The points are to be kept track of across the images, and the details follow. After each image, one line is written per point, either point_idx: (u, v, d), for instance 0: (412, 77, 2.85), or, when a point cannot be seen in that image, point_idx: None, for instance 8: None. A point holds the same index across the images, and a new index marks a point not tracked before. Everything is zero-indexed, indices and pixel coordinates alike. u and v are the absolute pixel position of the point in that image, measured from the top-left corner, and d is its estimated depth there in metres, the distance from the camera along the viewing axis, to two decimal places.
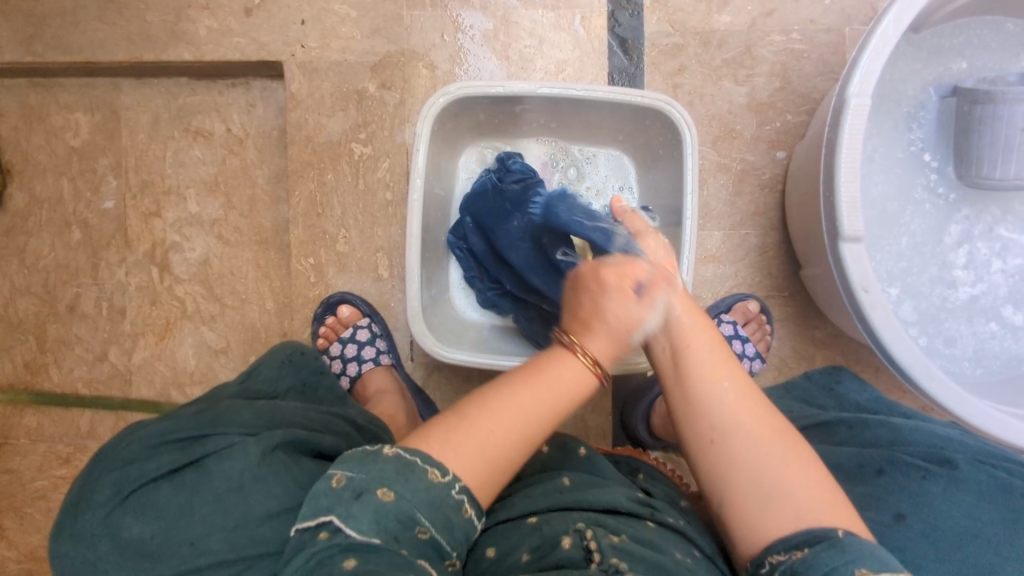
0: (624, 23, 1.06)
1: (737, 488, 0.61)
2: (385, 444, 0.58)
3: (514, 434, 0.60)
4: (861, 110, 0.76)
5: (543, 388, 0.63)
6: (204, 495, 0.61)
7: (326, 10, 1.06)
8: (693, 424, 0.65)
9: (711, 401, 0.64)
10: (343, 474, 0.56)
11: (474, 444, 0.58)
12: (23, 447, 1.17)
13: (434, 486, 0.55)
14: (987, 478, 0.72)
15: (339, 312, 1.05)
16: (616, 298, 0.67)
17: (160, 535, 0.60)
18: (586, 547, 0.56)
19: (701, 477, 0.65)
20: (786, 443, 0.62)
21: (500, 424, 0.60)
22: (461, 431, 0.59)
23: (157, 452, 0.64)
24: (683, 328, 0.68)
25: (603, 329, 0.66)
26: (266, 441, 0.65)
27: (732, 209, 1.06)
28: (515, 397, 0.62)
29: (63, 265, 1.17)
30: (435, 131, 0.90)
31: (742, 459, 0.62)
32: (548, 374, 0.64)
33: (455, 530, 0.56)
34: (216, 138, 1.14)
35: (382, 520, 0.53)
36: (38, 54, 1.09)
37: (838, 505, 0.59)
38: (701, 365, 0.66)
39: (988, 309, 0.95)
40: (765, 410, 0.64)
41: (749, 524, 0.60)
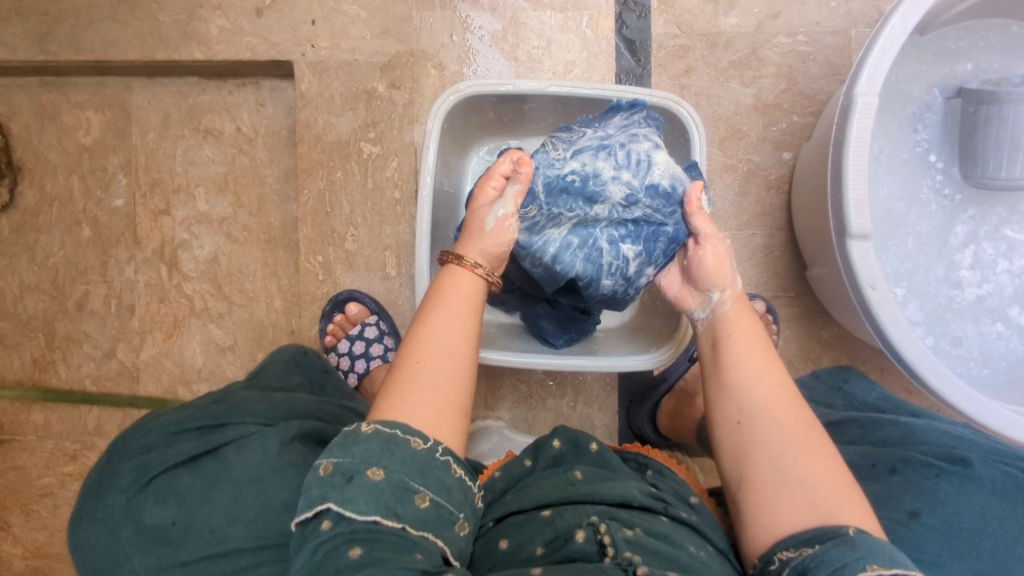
0: (631, 25, 1.07)
1: (759, 469, 0.62)
2: (362, 423, 0.58)
3: (444, 360, 0.64)
4: (869, 108, 0.76)
5: (453, 313, 0.67)
6: (224, 484, 0.62)
7: (336, 10, 1.07)
8: (722, 405, 0.67)
9: (744, 386, 0.66)
10: (329, 461, 0.56)
11: (424, 392, 0.61)
12: (31, 444, 1.17)
13: (418, 453, 0.57)
14: (1001, 475, 0.72)
15: (347, 310, 1.05)
16: (475, 210, 0.75)
17: (181, 521, 0.60)
18: (599, 541, 0.57)
19: (726, 461, 0.66)
20: (812, 436, 0.62)
21: (434, 361, 0.63)
22: (402, 383, 0.62)
23: (176, 440, 0.65)
24: (727, 319, 0.72)
25: (482, 249, 0.73)
26: (283, 432, 0.66)
27: (739, 209, 1.07)
28: (430, 329, 0.66)
29: (73, 262, 1.17)
30: (445, 129, 0.91)
31: (767, 442, 0.62)
32: (442, 293, 0.69)
33: (451, 489, 0.57)
34: (225, 137, 1.15)
35: (377, 497, 0.54)
36: (50, 52, 1.10)
37: (856, 498, 0.59)
38: (740, 354, 0.68)
39: (995, 310, 0.96)
40: (796, 402, 0.65)
41: (766, 508, 0.61)
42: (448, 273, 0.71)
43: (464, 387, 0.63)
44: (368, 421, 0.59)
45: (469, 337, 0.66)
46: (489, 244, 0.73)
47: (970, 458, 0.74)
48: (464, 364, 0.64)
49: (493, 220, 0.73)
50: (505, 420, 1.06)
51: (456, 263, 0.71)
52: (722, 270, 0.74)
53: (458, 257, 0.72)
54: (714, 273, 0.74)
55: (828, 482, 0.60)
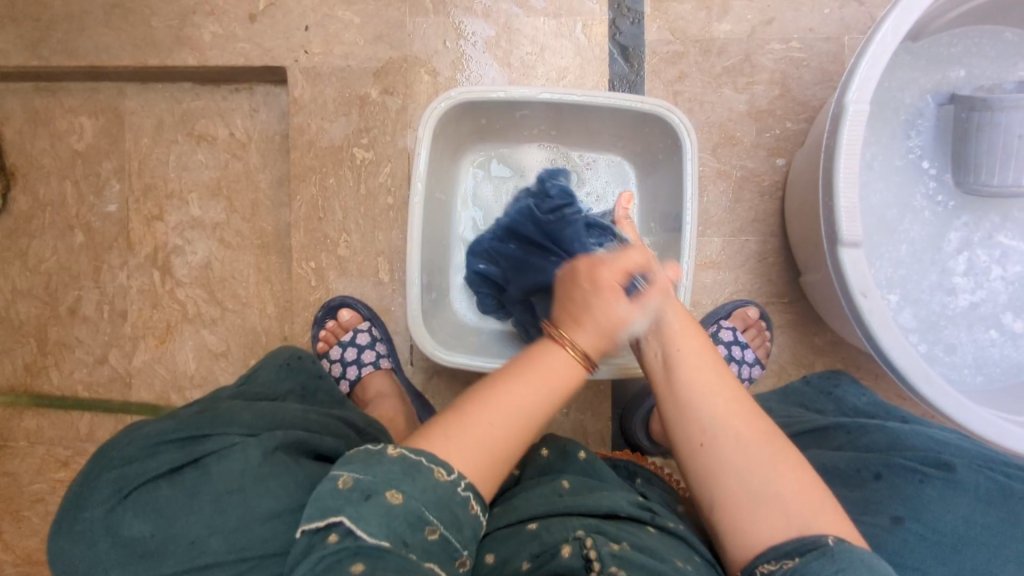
0: (625, 31, 1.07)
1: (728, 493, 0.62)
2: (388, 445, 0.58)
3: (507, 423, 0.62)
4: (860, 115, 0.76)
5: (536, 385, 0.64)
6: (204, 495, 0.61)
7: (329, 16, 1.07)
8: (682, 427, 0.66)
9: (700, 407, 0.65)
10: (349, 476, 0.56)
11: (476, 451, 0.59)
12: (22, 450, 1.17)
13: (440, 484, 0.56)
14: (986, 481, 0.71)
15: (339, 316, 1.05)
16: (606, 297, 0.68)
17: (160, 533, 0.60)
18: (585, 556, 0.56)
19: (692, 484, 0.65)
20: (776, 449, 0.62)
21: (499, 419, 0.62)
22: (463, 435, 0.60)
23: (157, 451, 0.65)
24: (673, 334, 0.70)
25: (593, 325, 0.67)
26: (265, 442, 0.65)
27: (733, 215, 1.07)
28: (511, 394, 0.63)
29: (65, 268, 1.17)
30: (436, 136, 0.91)
31: (732, 462, 0.62)
32: (542, 365, 0.66)
33: (464, 527, 0.57)
34: (219, 142, 1.14)
35: (390, 522, 0.54)
36: (44, 58, 1.10)
37: (829, 507, 0.59)
38: (693, 371, 0.68)
39: (988, 316, 0.95)
40: (755, 415, 0.65)
41: (742, 531, 0.60)
42: (549, 348, 0.67)
43: (508, 461, 0.62)
44: (394, 444, 0.59)
45: (540, 415, 0.64)
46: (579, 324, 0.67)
47: (955, 464, 0.73)
48: (515, 446, 0.62)
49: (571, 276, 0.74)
50: None
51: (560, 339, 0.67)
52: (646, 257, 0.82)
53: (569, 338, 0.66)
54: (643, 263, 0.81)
55: (801, 497, 0.59)
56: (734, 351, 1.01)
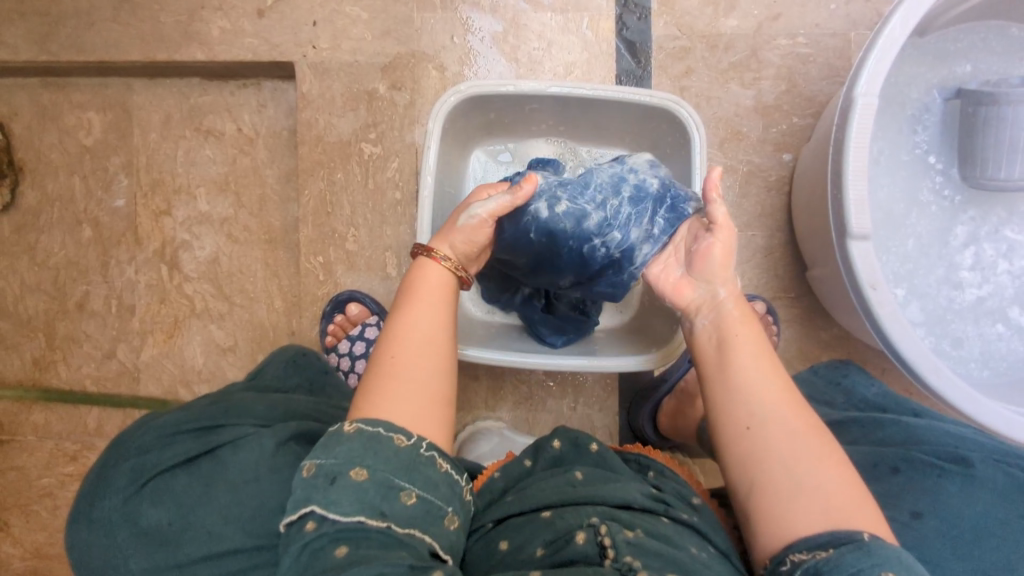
0: (632, 26, 1.07)
1: (771, 476, 0.61)
2: (345, 422, 0.59)
3: (421, 352, 0.64)
4: (869, 108, 0.77)
5: (427, 305, 0.68)
6: (220, 484, 0.62)
7: (337, 12, 1.07)
8: (728, 410, 0.65)
9: (752, 391, 0.65)
10: (312, 462, 0.56)
11: (405, 383, 0.62)
12: (30, 444, 1.17)
13: (402, 450, 0.57)
14: (1003, 477, 0.71)
15: (347, 310, 1.06)
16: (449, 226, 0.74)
17: (177, 521, 0.60)
18: (600, 544, 0.57)
19: (732, 473, 0.64)
20: (823, 442, 0.62)
21: (409, 355, 0.64)
22: (386, 378, 0.62)
23: (173, 441, 0.65)
24: (730, 320, 0.70)
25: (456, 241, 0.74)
26: (280, 433, 0.67)
27: (739, 210, 1.07)
28: (410, 319, 0.67)
29: (73, 263, 1.18)
30: (446, 130, 0.91)
31: (780, 448, 0.62)
32: (419, 292, 0.69)
33: (438, 485, 0.58)
34: (226, 137, 1.15)
35: (362, 498, 0.54)
36: (53, 53, 1.10)
37: (866, 505, 0.59)
38: (748, 354, 0.67)
39: (995, 311, 0.96)
40: (802, 409, 0.64)
41: (776, 527, 0.60)
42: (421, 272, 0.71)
43: (444, 376, 0.64)
44: (350, 420, 0.59)
45: (448, 328, 0.68)
46: (463, 239, 0.74)
47: (972, 459, 0.73)
48: (442, 353, 0.66)
49: (469, 219, 0.73)
50: (505, 421, 1.06)
51: (427, 256, 0.72)
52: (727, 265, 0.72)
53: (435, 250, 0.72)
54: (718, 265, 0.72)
55: (843, 489, 0.59)
56: None
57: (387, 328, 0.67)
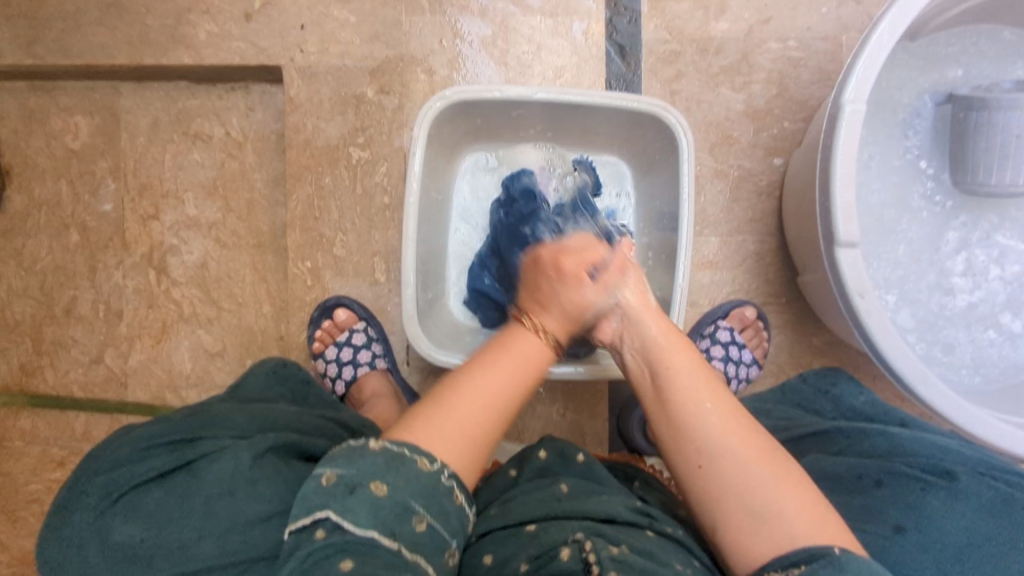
0: (622, 30, 1.06)
1: (728, 510, 0.61)
2: (370, 439, 0.59)
3: (489, 412, 0.63)
4: (857, 115, 0.76)
5: (508, 370, 0.67)
6: (193, 498, 0.61)
7: (325, 15, 1.06)
8: (680, 447, 0.65)
9: (696, 422, 0.64)
10: (333, 472, 0.56)
11: (457, 430, 0.60)
12: (18, 450, 1.17)
13: (424, 474, 0.56)
14: (989, 491, 0.69)
15: (335, 316, 1.05)
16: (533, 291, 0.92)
17: (149, 537, 0.60)
18: (584, 559, 0.56)
19: (695, 506, 0.64)
20: (779, 463, 0.62)
21: (476, 411, 0.62)
22: (443, 418, 0.61)
23: (148, 455, 0.65)
24: (661, 349, 0.70)
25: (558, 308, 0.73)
26: (257, 445, 0.65)
27: (730, 215, 1.06)
28: (482, 381, 0.65)
29: (60, 268, 1.17)
30: (432, 135, 0.90)
31: (732, 480, 0.61)
32: (513, 352, 0.69)
33: (450, 517, 0.57)
34: (214, 141, 1.14)
35: (376, 513, 0.54)
36: (39, 57, 1.10)
37: (832, 524, 0.58)
38: (687, 384, 0.66)
39: (986, 317, 0.95)
40: (750, 430, 0.64)
41: (745, 549, 0.59)
42: (519, 331, 0.72)
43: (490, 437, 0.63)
44: (377, 438, 0.59)
45: (513, 398, 0.66)
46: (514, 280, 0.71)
47: (956, 472, 0.72)
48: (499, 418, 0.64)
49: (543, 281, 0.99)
50: None
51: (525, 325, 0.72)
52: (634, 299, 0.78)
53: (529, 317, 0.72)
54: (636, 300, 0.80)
55: (803, 513, 0.59)
56: (732, 352, 1.02)
57: (457, 375, 0.66)
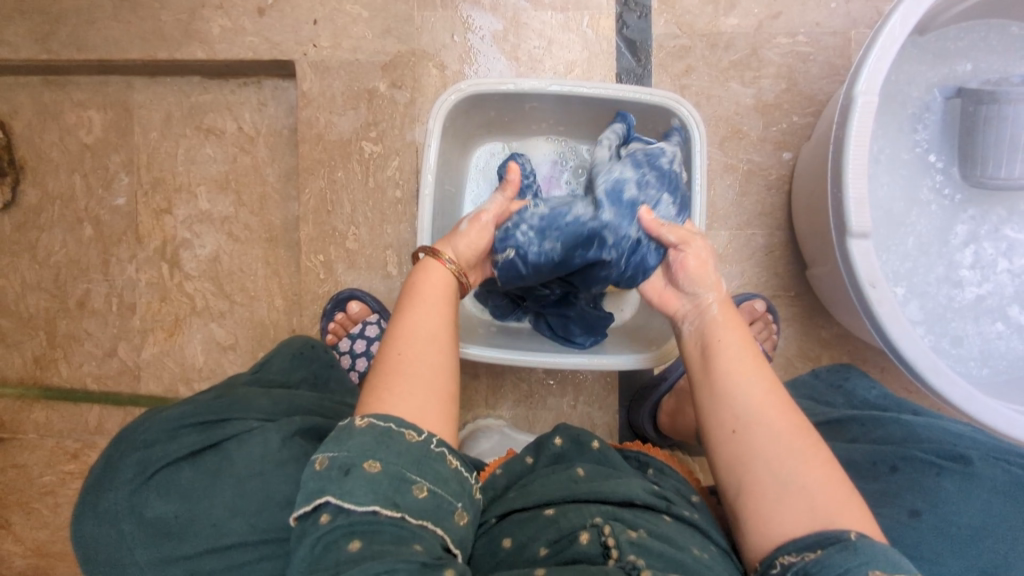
0: (632, 25, 1.07)
1: (756, 477, 0.61)
2: (355, 417, 0.59)
3: (428, 348, 0.65)
4: (869, 107, 0.76)
5: (429, 305, 0.69)
6: (226, 478, 0.62)
7: (338, 10, 1.07)
8: (714, 411, 0.66)
9: (737, 392, 0.65)
10: (324, 456, 0.56)
11: (401, 373, 0.62)
12: (32, 442, 1.17)
13: (413, 445, 0.57)
14: (1002, 473, 0.71)
15: (348, 308, 1.06)
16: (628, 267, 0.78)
17: (183, 514, 0.61)
18: (603, 544, 0.57)
19: (720, 469, 0.65)
20: (813, 441, 0.62)
21: (415, 346, 0.65)
22: (388, 373, 0.63)
23: (178, 434, 0.66)
24: (714, 324, 0.71)
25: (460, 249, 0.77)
26: (285, 427, 0.67)
27: (739, 208, 1.07)
28: (411, 321, 0.67)
29: (74, 261, 1.18)
30: (446, 128, 0.91)
31: (762, 447, 0.62)
32: (420, 287, 0.71)
33: (449, 481, 0.58)
34: (227, 136, 1.15)
35: (375, 489, 0.54)
36: (53, 52, 1.10)
37: (853, 506, 0.59)
38: (733, 358, 0.67)
39: (995, 309, 0.96)
40: (789, 407, 0.64)
41: (765, 520, 0.60)
42: (424, 268, 0.73)
43: (449, 374, 0.65)
44: (360, 416, 0.59)
45: (447, 327, 0.68)
46: (463, 247, 0.77)
47: (970, 457, 0.73)
48: (444, 350, 0.66)
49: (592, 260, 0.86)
50: (504, 418, 1.07)
51: (431, 257, 0.73)
52: (705, 274, 0.75)
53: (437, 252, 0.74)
54: (698, 276, 0.75)
55: (827, 488, 0.59)
56: None
57: (389, 328, 0.68)
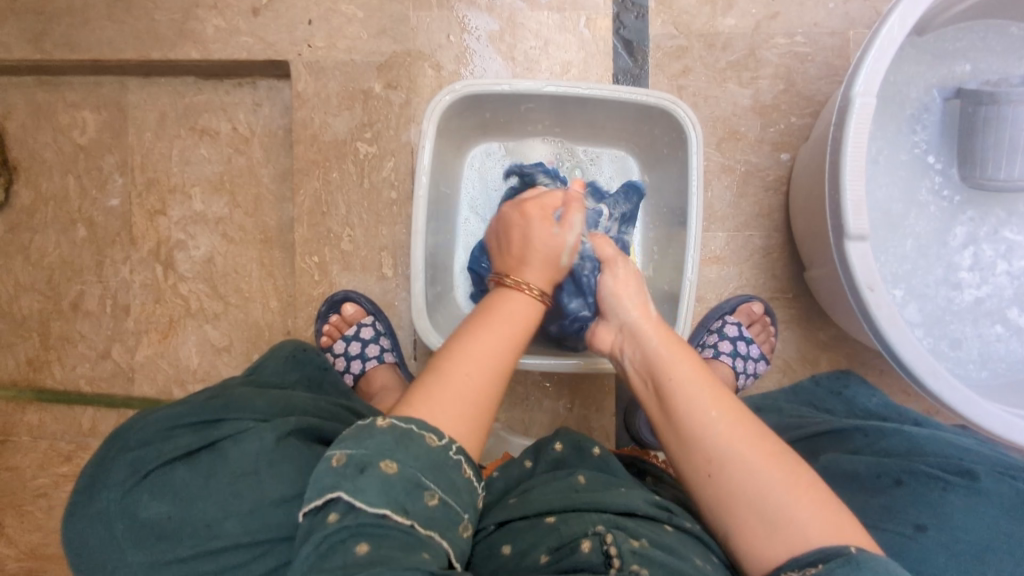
0: (629, 25, 1.06)
1: (743, 518, 0.61)
2: (377, 416, 0.58)
3: (483, 373, 0.63)
4: (867, 109, 0.76)
5: (500, 326, 0.67)
6: (219, 478, 0.61)
7: (333, 10, 1.06)
8: (687, 456, 0.66)
9: (703, 433, 0.65)
10: (341, 452, 0.56)
11: (452, 393, 0.61)
12: (25, 444, 1.17)
13: (433, 449, 0.57)
14: (1010, 490, 0.70)
15: (343, 310, 1.05)
16: (538, 224, 0.76)
17: (176, 515, 0.60)
18: (605, 552, 0.56)
19: (708, 513, 0.65)
20: (792, 469, 0.62)
21: (470, 366, 0.63)
22: (440, 384, 0.61)
23: (173, 434, 0.65)
24: (663, 361, 0.71)
25: (535, 259, 0.74)
26: (280, 427, 0.65)
27: (737, 210, 1.06)
28: (472, 340, 0.65)
29: (68, 262, 1.17)
30: (441, 129, 0.90)
31: (740, 488, 0.61)
32: (500, 312, 0.69)
33: (461, 492, 0.57)
34: (222, 137, 1.14)
35: (387, 492, 0.53)
36: (47, 52, 1.10)
37: (847, 525, 0.58)
38: (689, 397, 0.67)
39: (994, 312, 0.95)
40: (757, 435, 0.64)
41: (758, 553, 0.60)
42: (508, 296, 0.71)
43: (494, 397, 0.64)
44: (384, 416, 0.59)
45: (505, 358, 0.66)
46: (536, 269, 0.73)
47: (977, 472, 0.72)
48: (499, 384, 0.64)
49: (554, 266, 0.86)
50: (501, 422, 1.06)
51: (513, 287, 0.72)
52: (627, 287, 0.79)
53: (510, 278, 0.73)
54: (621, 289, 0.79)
55: (818, 516, 0.58)
56: (738, 346, 1.01)
57: (448, 342, 0.67)
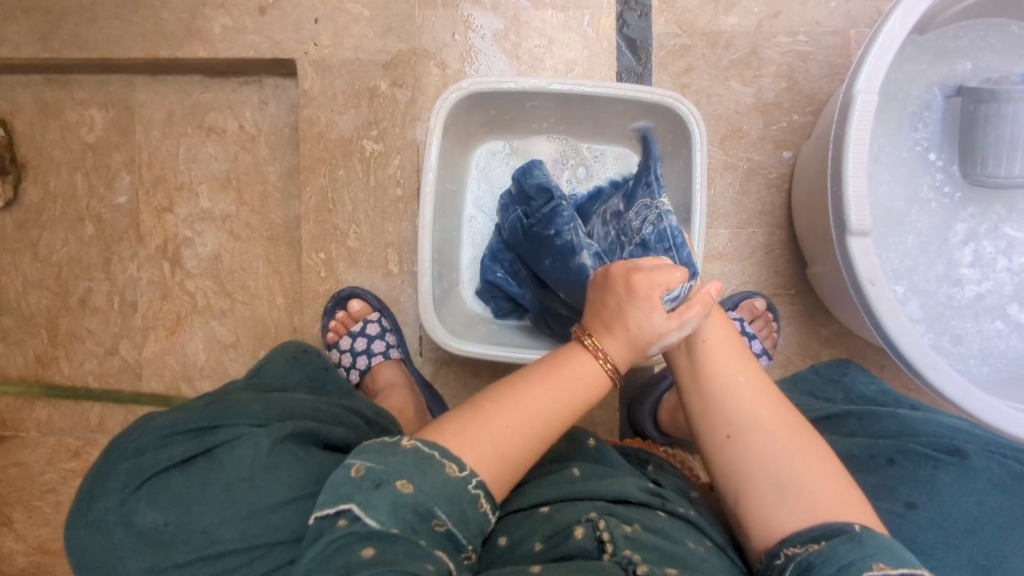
0: (632, 24, 1.07)
1: (754, 477, 0.63)
2: (402, 437, 0.59)
3: (528, 433, 0.62)
4: (868, 105, 0.77)
5: (563, 388, 0.65)
6: (214, 486, 0.62)
7: (339, 9, 1.07)
8: (709, 418, 0.67)
9: (731, 395, 0.66)
10: (361, 464, 0.57)
11: (490, 443, 0.60)
12: (33, 440, 1.18)
13: (452, 479, 0.57)
14: (998, 468, 0.71)
15: (349, 306, 1.06)
16: (642, 305, 0.64)
17: (173, 522, 0.61)
18: (598, 538, 0.57)
19: (717, 471, 0.66)
20: (809, 440, 0.63)
21: (515, 420, 0.62)
22: (479, 426, 0.61)
23: (167, 443, 0.66)
24: (696, 324, 0.71)
25: (623, 332, 0.65)
26: (275, 432, 0.66)
27: (740, 207, 1.07)
28: (528, 396, 0.64)
29: (76, 259, 1.18)
30: (447, 126, 0.91)
31: (760, 451, 0.63)
32: (565, 372, 0.66)
33: (472, 522, 0.57)
34: (228, 134, 1.15)
35: (398, 510, 0.54)
36: (56, 50, 1.11)
37: (852, 498, 0.60)
38: (721, 357, 0.68)
39: (994, 307, 0.96)
40: (781, 407, 0.66)
41: (764, 517, 0.61)
42: (574, 354, 0.67)
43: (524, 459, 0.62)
44: (409, 437, 0.59)
45: (556, 421, 0.64)
46: (624, 344, 0.65)
47: (967, 450, 0.73)
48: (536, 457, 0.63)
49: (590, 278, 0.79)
50: None
51: (587, 345, 0.67)
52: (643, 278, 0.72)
53: (597, 348, 0.66)
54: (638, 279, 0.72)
55: (828, 484, 0.60)
56: (741, 341, 1.01)
57: (505, 384, 0.66)
